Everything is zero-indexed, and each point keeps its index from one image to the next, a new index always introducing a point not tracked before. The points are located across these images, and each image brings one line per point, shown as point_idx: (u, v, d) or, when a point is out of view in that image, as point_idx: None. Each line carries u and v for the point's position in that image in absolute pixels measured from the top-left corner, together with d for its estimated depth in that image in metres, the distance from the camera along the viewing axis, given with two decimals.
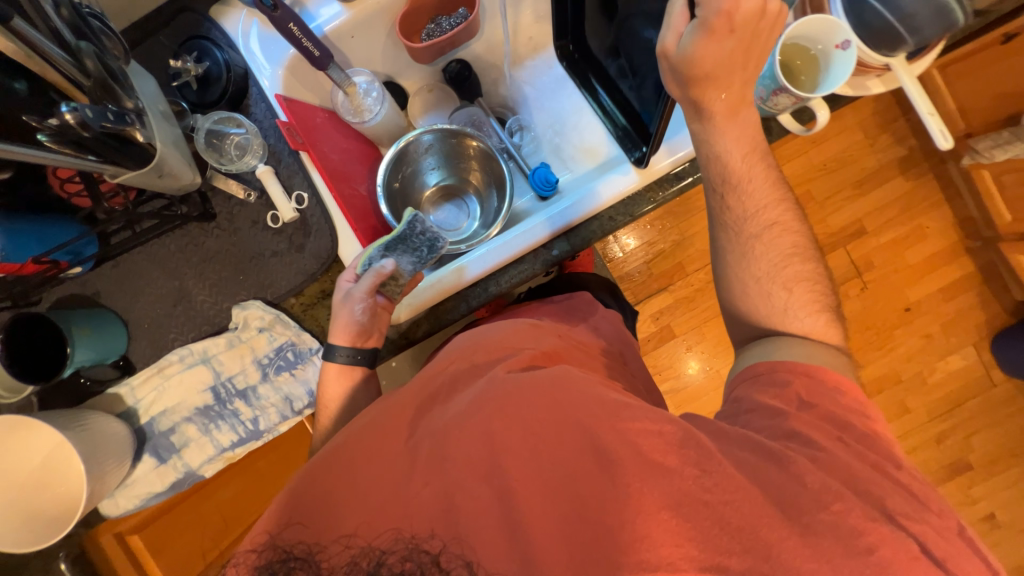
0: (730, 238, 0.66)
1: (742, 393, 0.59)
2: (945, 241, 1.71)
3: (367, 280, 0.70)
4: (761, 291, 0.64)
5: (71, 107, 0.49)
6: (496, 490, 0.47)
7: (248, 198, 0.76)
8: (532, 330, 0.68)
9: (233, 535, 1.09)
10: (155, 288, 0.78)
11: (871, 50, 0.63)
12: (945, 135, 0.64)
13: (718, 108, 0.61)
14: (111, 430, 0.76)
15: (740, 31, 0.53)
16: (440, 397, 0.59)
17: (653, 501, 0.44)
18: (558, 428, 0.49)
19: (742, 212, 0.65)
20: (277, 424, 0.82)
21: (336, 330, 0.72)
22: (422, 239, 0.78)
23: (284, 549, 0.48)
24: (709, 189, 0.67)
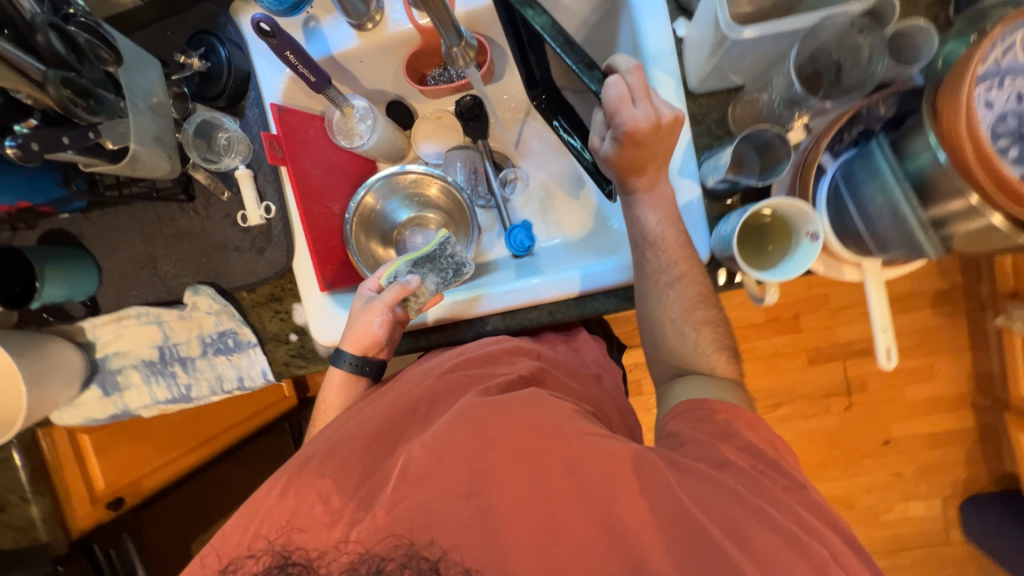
0: (648, 286, 0.69)
1: (676, 428, 0.61)
2: (954, 389, 1.58)
3: (391, 293, 0.74)
4: (676, 330, 0.68)
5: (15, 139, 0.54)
6: (475, 510, 0.50)
7: (223, 194, 0.80)
8: (514, 354, 0.70)
9: (170, 455, 1.22)
10: (130, 247, 0.85)
11: (841, 245, 0.60)
12: (891, 355, 0.61)
13: (640, 185, 0.68)
14: (67, 358, 0.85)
15: (643, 144, 0.63)
16: (419, 417, 0.61)
17: (641, 530, 0.50)
18: (541, 470, 0.52)
19: (659, 265, 0.67)
20: (207, 396, 0.89)
21: (349, 337, 0.74)
22: (450, 262, 0.80)
23: (284, 554, 0.50)
24: (632, 245, 0.71)
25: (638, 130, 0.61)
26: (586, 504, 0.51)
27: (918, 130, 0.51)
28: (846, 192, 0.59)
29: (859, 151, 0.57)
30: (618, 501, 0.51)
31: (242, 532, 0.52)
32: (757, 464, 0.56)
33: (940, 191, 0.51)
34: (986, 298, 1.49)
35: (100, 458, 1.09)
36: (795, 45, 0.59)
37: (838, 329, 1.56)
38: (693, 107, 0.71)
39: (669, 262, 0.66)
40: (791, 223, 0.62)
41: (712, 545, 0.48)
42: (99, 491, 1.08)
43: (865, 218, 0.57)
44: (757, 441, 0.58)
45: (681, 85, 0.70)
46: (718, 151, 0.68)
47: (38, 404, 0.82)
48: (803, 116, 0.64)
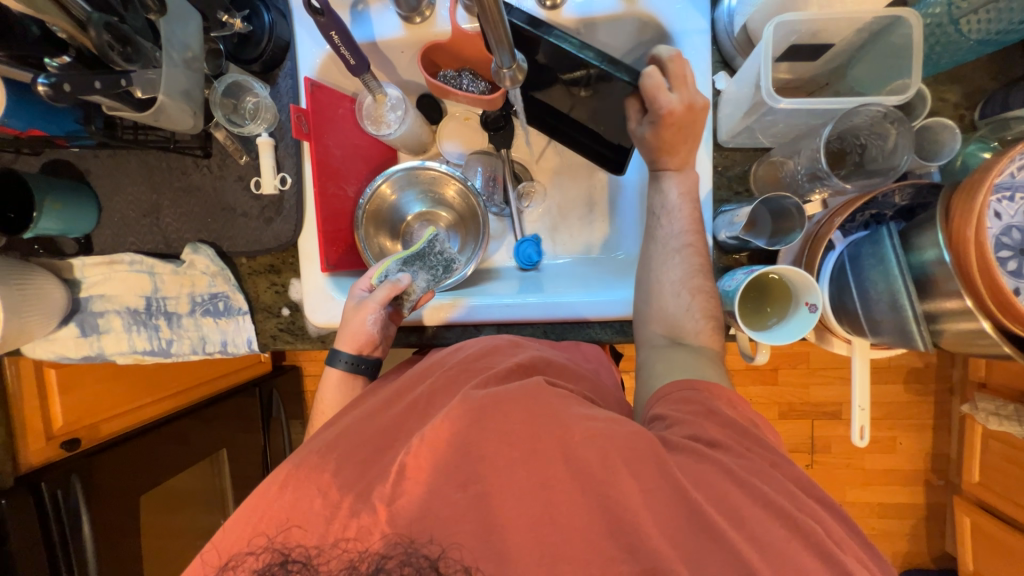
0: (657, 250, 0.70)
1: (662, 410, 0.58)
2: (912, 464, 1.63)
3: (382, 292, 0.74)
4: (674, 290, 0.67)
5: (48, 82, 0.54)
6: (473, 498, 0.48)
7: (240, 158, 0.80)
8: (512, 348, 0.66)
9: (136, 402, 1.21)
10: (134, 193, 0.84)
11: (834, 321, 0.63)
12: (863, 434, 0.64)
13: (670, 164, 0.70)
14: (50, 292, 0.83)
15: (675, 124, 0.67)
16: (418, 410, 0.57)
17: (652, 529, 0.45)
18: (547, 471, 0.48)
19: (671, 230, 0.69)
20: (186, 354, 0.88)
21: (344, 336, 0.74)
22: (439, 258, 0.82)
23: (284, 552, 0.47)
24: (649, 211, 0.73)
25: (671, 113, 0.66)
26: (588, 499, 0.47)
27: (930, 227, 0.52)
28: (850, 269, 0.59)
29: (869, 235, 0.58)
30: (623, 501, 0.47)
31: (247, 527, 0.49)
32: (780, 464, 0.52)
33: (938, 289, 0.52)
34: (955, 382, 1.54)
35: (63, 396, 1.07)
36: (829, 125, 0.61)
37: (813, 388, 1.60)
38: (717, 158, 0.73)
39: (682, 228, 0.69)
40: (793, 290, 0.63)
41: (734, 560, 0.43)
42: (56, 429, 1.06)
43: (864, 301, 0.57)
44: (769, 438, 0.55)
45: (712, 137, 0.72)
46: (734, 207, 0.70)
47: (13, 336, 0.79)
48: (822, 191, 0.66)
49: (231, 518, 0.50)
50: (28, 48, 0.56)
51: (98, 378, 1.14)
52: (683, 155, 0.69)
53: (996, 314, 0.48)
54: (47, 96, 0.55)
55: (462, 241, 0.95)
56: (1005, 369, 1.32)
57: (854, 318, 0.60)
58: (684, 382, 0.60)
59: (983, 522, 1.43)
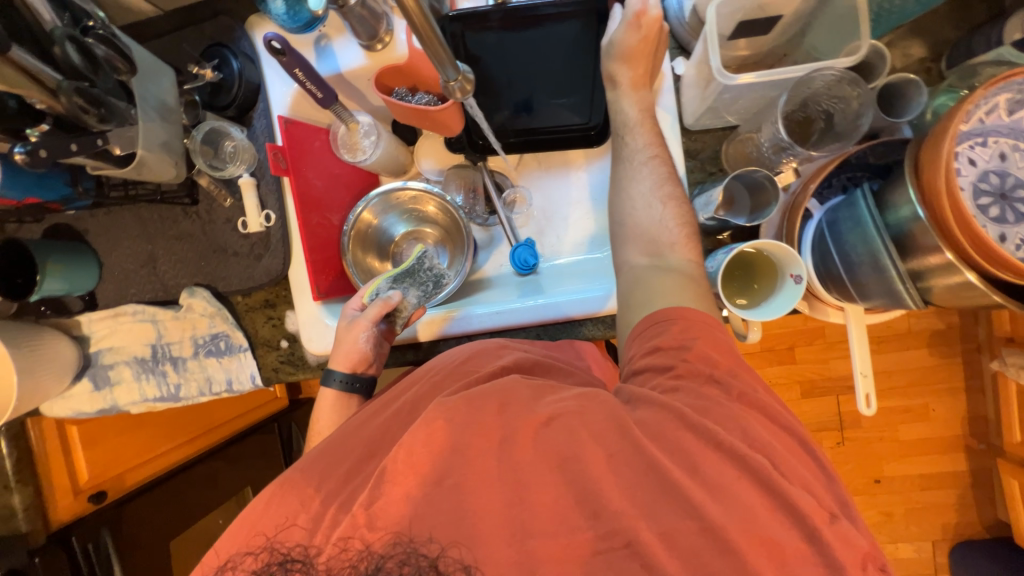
0: (624, 167, 0.70)
1: (639, 365, 0.56)
2: (947, 430, 1.57)
3: (373, 310, 0.74)
4: (645, 203, 0.66)
5: (25, 150, 0.58)
6: (457, 493, 0.48)
7: (224, 201, 0.83)
8: (497, 349, 0.66)
9: (161, 449, 1.24)
10: (131, 246, 0.87)
11: (823, 289, 0.62)
12: (870, 402, 0.62)
13: (626, 80, 0.70)
14: (61, 350, 0.86)
15: (644, 28, 0.65)
16: (404, 416, 0.58)
17: (628, 505, 0.47)
18: (526, 464, 0.49)
19: (635, 145, 0.69)
20: (195, 396, 0.90)
21: (338, 355, 0.76)
22: (429, 274, 0.83)
23: (282, 552, 0.48)
24: (613, 132, 0.72)
25: (640, 13, 0.65)
26: (574, 498, 0.48)
27: (901, 183, 0.51)
28: (829, 235, 0.58)
29: (845, 199, 0.57)
30: (608, 492, 0.47)
31: (242, 532, 0.50)
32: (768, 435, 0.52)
33: (919, 244, 0.50)
34: (982, 340, 1.49)
35: (87, 450, 1.10)
36: (784, 94, 0.61)
37: (834, 362, 1.55)
38: (688, 143, 0.73)
39: (645, 142, 0.68)
40: (776, 263, 0.62)
41: (727, 544, 0.44)
42: (83, 483, 1.09)
43: (847, 265, 0.56)
44: (767, 403, 0.53)
45: (677, 122, 0.72)
46: (709, 189, 0.70)
47: (28, 397, 0.82)
48: (791, 161, 0.66)
49: (222, 539, 0.51)
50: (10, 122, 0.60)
51: (117, 431, 1.17)
52: (643, 70, 0.69)
53: (977, 261, 0.46)
54: (26, 163, 0.58)
55: (450, 254, 0.96)
56: None
57: (841, 283, 0.59)
58: (666, 314, 0.58)
59: None
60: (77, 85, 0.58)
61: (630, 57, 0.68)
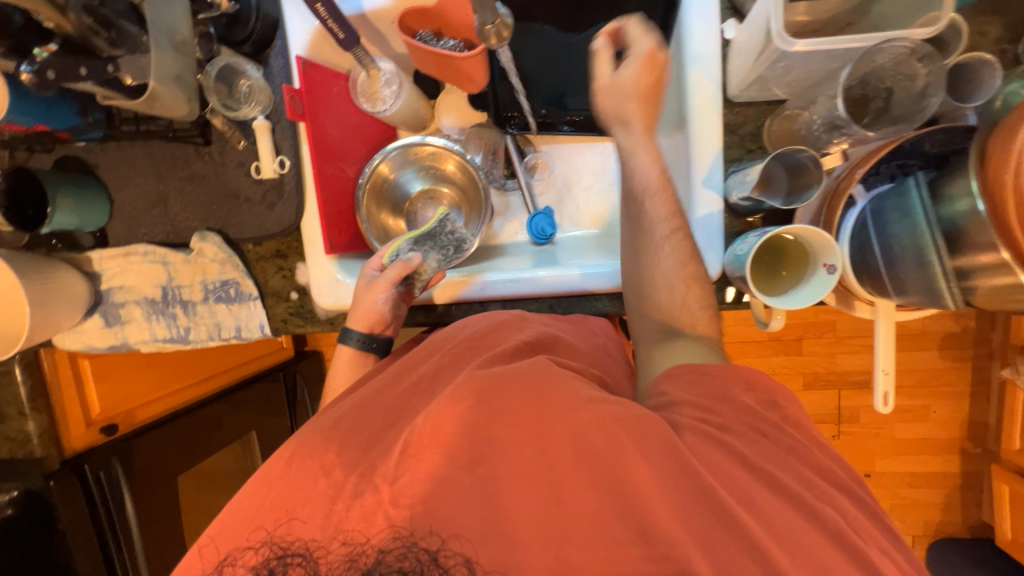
0: (644, 238, 0.69)
1: (666, 386, 0.60)
2: (945, 432, 1.57)
3: (393, 271, 0.74)
4: (667, 282, 0.66)
5: (29, 71, 0.56)
6: (479, 481, 0.49)
7: (238, 143, 0.80)
8: (518, 323, 0.69)
9: (168, 389, 1.28)
10: (142, 183, 0.85)
11: (855, 281, 0.59)
12: (887, 400, 0.59)
13: (637, 125, 0.69)
14: (72, 285, 0.86)
15: (656, 67, 0.66)
16: (422, 388, 0.61)
17: (634, 487, 0.48)
18: (539, 438, 0.51)
19: (656, 214, 0.68)
20: (205, 340, 0.90)
21: (354, 315, 0.75)
22: (450, 238, 0.80)
23: (282, 546, 0.48)
24: (629, 196, 0.70)
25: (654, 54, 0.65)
26: (598, 486, 0.48)
27: (962, 174, 0.48)
28: (872, 225, 0.55)
29: (894, 187, 0.53)
30: (633, 486, 0.48)
31: (245, 520, 0.50)
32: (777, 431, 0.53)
33: (971, 242, 0.47)
34: (994, 347, 1.47)
35: (98, 383, 1.13)
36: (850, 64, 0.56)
37: (839, 357, 1.54)
38: (729, 116, 0.69)
39: (665, 212, 0.67)
40: (808, 252, 0.60)
41: (748, 543, 0.45)
42: (94, 415, 1.12)
43: (887, 257, 0.53)
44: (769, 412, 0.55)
45: (721, 93, 0.67)
46: (746, 166, 0.67)
47: (40, 330, 0.82)
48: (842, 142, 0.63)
49: (239, 494, 0.53)
50: (19, 39, 0.58)
51: (127, 367, 1.20)
52: (651, 113, 0.69)
53: None
54: (32, 84, 0.56)
55: (468, 214, 0.93)
56: None
57: (877, 277, 0.56)
58: (688, 364, 0.60)
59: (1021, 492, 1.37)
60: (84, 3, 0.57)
61: (638, 95, 0.67)
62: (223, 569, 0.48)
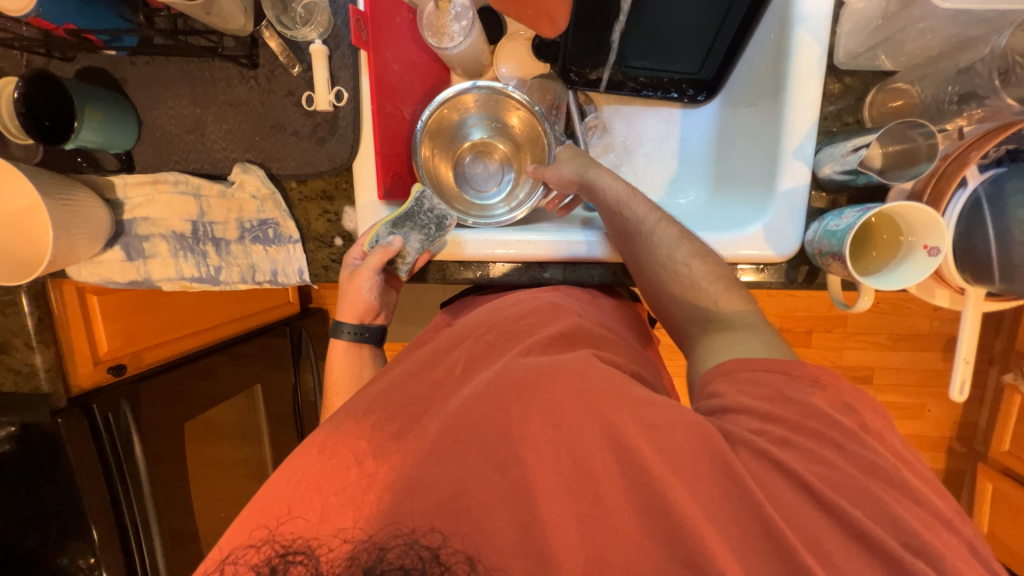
0: (638, 239, 0.69)
1: (720, 387, 0.56)
2: (936, 431, 1.63)
3: (374, 258, 0.72)
4: (676, 275, 0.66)
5: None
6: (512, 483, 0.48)
7: (292, 68, 0.74)
8: (553, 311, 0.68)
9: (172, 335, 1.21)
10: (176, 105, 0.78)
11: (955, 268, 0.57)
12: (963, 388, 0.60)
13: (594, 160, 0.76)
14: (93, 211, 0.78)
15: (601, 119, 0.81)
16: (455, 373, 0.60)
17: (659, 468, 0.47)
18: (570, 418, 0.51)
19: (642, 217, 0.70)
20: (237, 283, 0.85)
21: (344, 307, 0.77)
22: (430, 216, 0.75)
23: (283, 543, 0.47)
24: (606, 210, 0.73)
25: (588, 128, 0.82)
26: (625, 475, 0.48)
27: None
28: (988, 207, 0.54)
29: (1014, 169, 0.53)
30: (663, 481, 0.47)
31: (245, 521, 0.49)
32: (815, 419, 0.51)
33: None
34: (995, 352, 1.49)
35: (106, 320, 1.07)
36: (1008, 30, 0.53)
37: (846, 353, 1.56)
38: (833, 84, 0.65)
39: (647, 212, 0.70)
40: (904, 236, 0.58)
41: (778, 534, 0.44)
42: (102, 353, 1.06)
43: (1002, 243, 0.52)
44: (821, 406, 0.52)
45: (827, 59, 0.63)
46: (843, 139, 0.63)
47: (61, 256, 0.74)
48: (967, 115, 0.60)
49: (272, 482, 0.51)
50: None
51: (134, 308, 1.13)
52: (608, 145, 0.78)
53: None
54: None
55: (519, 178, 0.88)
56: None
57: (983, 265, 0.54)
58: (736, 364, 0.57)
59: (1007, 490, 1.43)
60: None
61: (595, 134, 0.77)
62: (224, 568, 0.46)
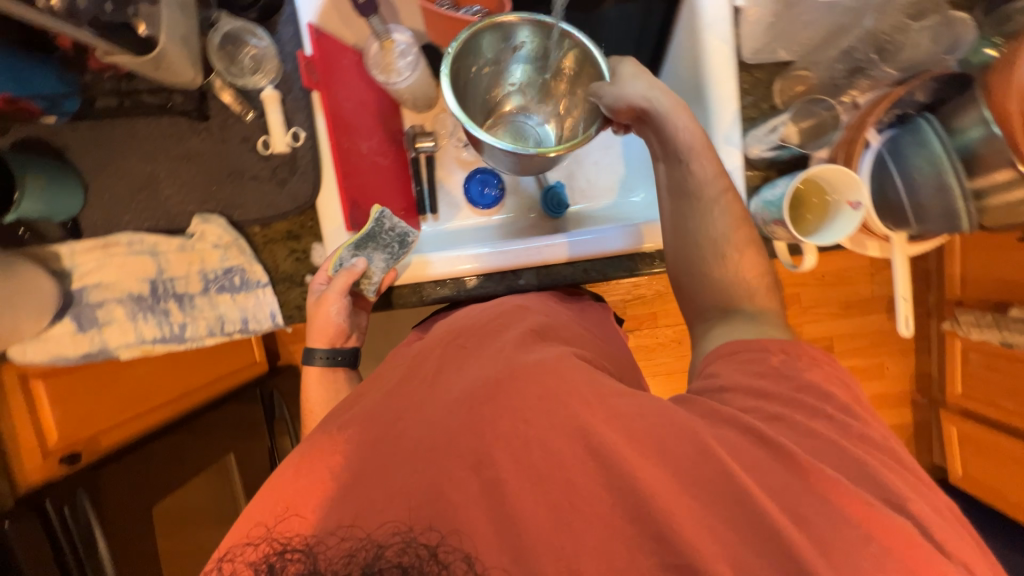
0: (691, 205, 0.68)
1: (718, 368, 0.59)
2: (897, 386, 1.74)
3: (340, 281, 0.74)
4: (718, 247, 0.67)
5: None
6: (484, 483, 0.48)
7: (246, 116, 0.75)
8: (519, 312, 0.71)
9: (128, 416, 1.10)
10: (125, 165, 0.77)
11: (879, 220, 0.65)
12: (909, 324, 0.66)
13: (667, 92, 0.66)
14: (39, 285, 0.73)
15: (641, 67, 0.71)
16: (425, 377, 0.60)
17: (623, 445, 0.50)
18: (535, 412, 0.52)
19: (704, 176, 0.67)
20: (203, 337, 0.81)
21: (313, 334, 0.77)
22: (392, 235, 0.77)
23: (282, 540, 0.47)
24: (673, 158, 0.67)
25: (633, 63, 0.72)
26: (595, 454, 0.49)
27: (973, 106, 0.56)
28: (892, 162, 0.63)
29: (904, 128, 0.61)
30: (629, 459, 0.49)
31: (242, 522, 0.49)
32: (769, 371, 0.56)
33: (986, 164, 0.57)
34: (932, 305, 1.63)
35: (55, 407, 0.96)
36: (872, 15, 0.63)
37: (806, 325, 1.67)
38: (745, 77, 0.74)
39: (713, 173, 0.66)
40: (834, 196, 0.66)
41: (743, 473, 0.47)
42: (52, 444, 0.96)
43: (909, 188, 0.61)
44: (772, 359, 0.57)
45: (736, 56, 0.72)
46: (765, 123, 0.72)
47: None
48: (860, 88, 0.69)
49: (251, 516, 0.49)
50: None
51: (87, 390, 1.03)
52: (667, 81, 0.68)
53: None
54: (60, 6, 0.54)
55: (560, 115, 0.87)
56: (980, 286, 1.44)
57: (898, 211, 0.63)
58: (733, 345, 0.60)
59: (968, 430, 1.53)
60: None
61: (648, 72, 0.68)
62: (223, 564, 0.47)
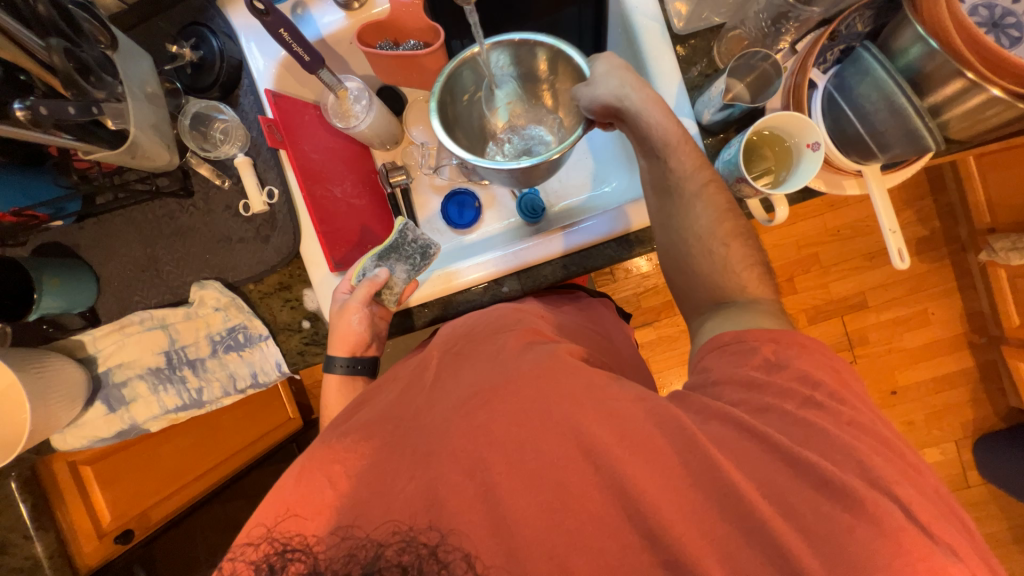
0: (675, 202, 0.66)
1: (711, 362, 0.57)
2: (949, 331, 1.58)
3: (363, 290, 0.74)
4: (706, 241, 0.64)
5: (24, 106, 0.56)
6: (480, 485, 0.48)
7: (224, 184, 0.81)
8: (514, 313, 0.68)
9: (172, 488, 1.10)
10: (128, 252, 0.83)
11: (843, 155, 0.64)
12: (903, 256, 0.63)
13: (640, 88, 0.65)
14: (68, 372, 0.79)
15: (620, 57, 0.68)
16: (415, 387, 0.60)
17: (612, 440, 0.49)
18: (524, 413, 0.51)
19: (683, 171, 0.66)
20: (220, 398, 0.85)
21: (336, 341, 0.77)
22: (414, 247, 0.81)
23: (281, 540, 0.48)
24: (651, 154, 0.67)
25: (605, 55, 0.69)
26: (586, 443, 0.49)
27: (906, 25, 0.56)
28: (841, 96, 0.62)
29: (849, 62, 0.60)
30: (616, 452, 0.48)
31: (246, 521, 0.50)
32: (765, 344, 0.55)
33: (936, 80, 0.56)
34: (965, 238, 1.50)
35: (106, 488, 0.98)
36: None
37: (832, 285, 1.57)
38: (681, 49, 0.74)
39: (690, 168, 0.65)
40: (790, 140, 0.65)
41: None
42: (106, 525, 0.97)
43: (862, 118, 0.60)
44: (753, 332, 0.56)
45: (668, 31, 0.73)
46: (708, 88, 0.72)
47: (40, 426, 0.76)
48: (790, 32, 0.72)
49: (250, 517, 0.50)
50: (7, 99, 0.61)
51: (131, 470, 1.02)
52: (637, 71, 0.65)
53: (998, 79, 0.51)
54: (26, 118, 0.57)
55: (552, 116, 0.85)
56: (1010, 207, 1.35)
57: (861, 144, 0.62)
58: (726, 337, 0.58)
59: None
60: (66, 47, 0.61)
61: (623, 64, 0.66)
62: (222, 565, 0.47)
